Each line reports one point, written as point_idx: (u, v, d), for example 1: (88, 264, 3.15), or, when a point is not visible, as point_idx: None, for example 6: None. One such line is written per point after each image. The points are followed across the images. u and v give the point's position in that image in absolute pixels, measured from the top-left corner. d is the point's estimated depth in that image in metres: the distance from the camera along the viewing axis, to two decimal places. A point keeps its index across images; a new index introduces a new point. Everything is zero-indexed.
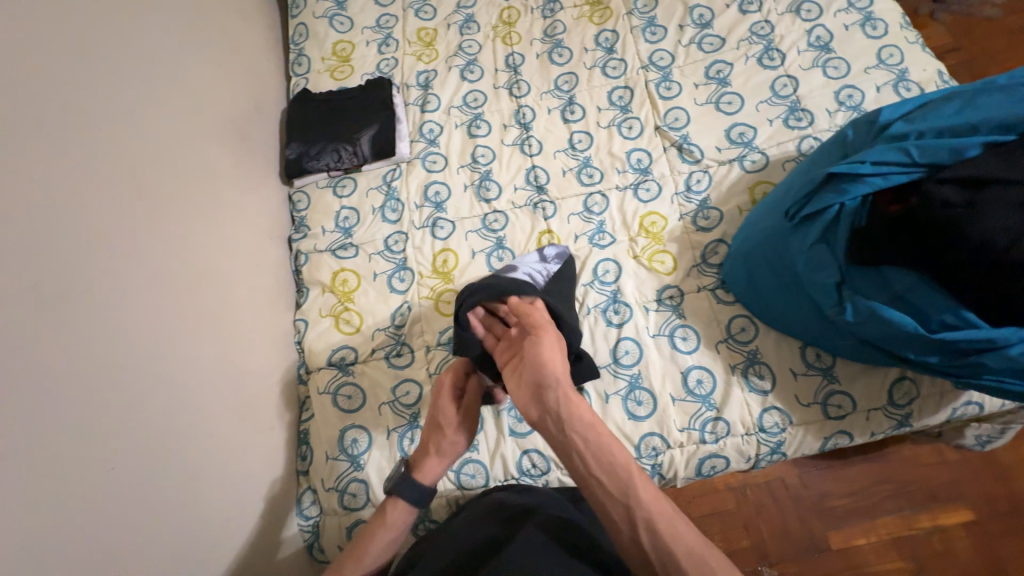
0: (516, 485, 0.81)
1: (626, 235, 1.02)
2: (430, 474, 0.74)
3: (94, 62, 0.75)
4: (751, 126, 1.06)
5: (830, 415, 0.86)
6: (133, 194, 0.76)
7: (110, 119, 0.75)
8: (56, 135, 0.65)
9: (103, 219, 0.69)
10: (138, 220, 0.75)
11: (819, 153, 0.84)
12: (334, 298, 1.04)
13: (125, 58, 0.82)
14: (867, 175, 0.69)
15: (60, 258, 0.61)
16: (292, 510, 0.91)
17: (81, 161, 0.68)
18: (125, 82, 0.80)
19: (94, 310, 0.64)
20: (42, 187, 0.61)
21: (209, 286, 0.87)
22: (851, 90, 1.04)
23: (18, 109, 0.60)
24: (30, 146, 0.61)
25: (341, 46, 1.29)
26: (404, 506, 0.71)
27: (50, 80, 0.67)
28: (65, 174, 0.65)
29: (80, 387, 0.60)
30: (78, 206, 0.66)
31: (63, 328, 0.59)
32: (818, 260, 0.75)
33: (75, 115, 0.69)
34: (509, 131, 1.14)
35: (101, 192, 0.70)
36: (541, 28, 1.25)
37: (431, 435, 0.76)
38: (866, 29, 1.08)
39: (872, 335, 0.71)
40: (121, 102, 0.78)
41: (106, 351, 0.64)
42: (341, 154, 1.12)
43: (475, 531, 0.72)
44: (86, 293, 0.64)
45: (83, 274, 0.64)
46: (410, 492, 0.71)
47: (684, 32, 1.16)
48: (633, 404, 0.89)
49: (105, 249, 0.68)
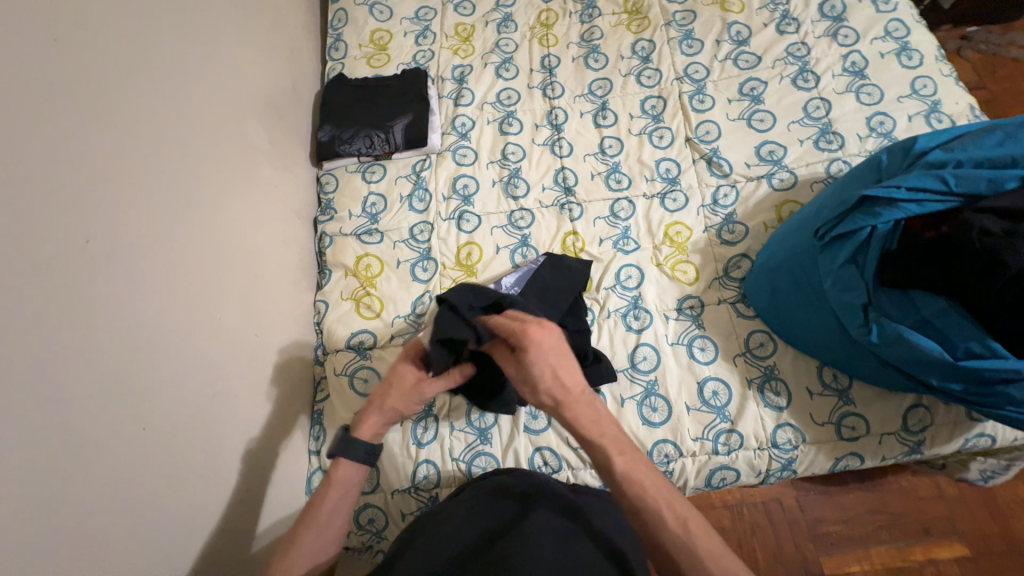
0: (517, 470, 0.80)
1: (651, 243, 1.03)
2: (370, 433, 0.72)
3: (148, 32, 0.77)
4: (781, 144, 1.07)
5: (843, 437, 0.87)
6: (175, 164, 0.77)
7: (159, 88, 0.76)
8: (110, 100, 0.67)
9: (148, 187, 0.70)
10: (179, 190, 0.76)
11: (852, 175, 0.85)
12: (357, 281, 1.05)
13: (176, 30, 0.83)
14: (901, 200, 0.70)
15: (111, 221, 0.63)
16: (302, 489, 0.92)
17: (132, 128, 0.69)
18: (177, 55, 0.82)
19: (134, 275, 0.65)
20: (98, 149, 0.63)
21: (239, 262, 0.88)
22: (883, 117, 1.05)
23: (77, 73, 0.62)
24: (88, 109, 0.63)
25: (379, 35, 1.30)
26: (350, 465, 0.70)
27: (107, 47, 0.68)
28: (116, 139, 0.66)
29: (117, 350, 0.61)
30: (130, 171, 0.68)
31: (105, 290, 0.61)
32: (846, 280, 0.75)
33: (128, 83, 0.70)
34: (540, 131, 1.15)
35: (148, 160, 0.71)
36: (578, 32, 1.26)
37: (379, 397, 0.73)
38: (901, 58, 1.10)
39: (896, 358, 0.72)
40: (169, 73, 0.79)
41: (143, 312, 0.65)
42: (373, 140, 1.13)
43: (475, 516, 0.69)
44: (130, 257, 0.65)
45: (132, 236, 0.66)
46: (356, 452, 0.69)
47: (721, 47, 1.17)
48: (648, 410, 0.90)
49: (151, 214, 0.70)
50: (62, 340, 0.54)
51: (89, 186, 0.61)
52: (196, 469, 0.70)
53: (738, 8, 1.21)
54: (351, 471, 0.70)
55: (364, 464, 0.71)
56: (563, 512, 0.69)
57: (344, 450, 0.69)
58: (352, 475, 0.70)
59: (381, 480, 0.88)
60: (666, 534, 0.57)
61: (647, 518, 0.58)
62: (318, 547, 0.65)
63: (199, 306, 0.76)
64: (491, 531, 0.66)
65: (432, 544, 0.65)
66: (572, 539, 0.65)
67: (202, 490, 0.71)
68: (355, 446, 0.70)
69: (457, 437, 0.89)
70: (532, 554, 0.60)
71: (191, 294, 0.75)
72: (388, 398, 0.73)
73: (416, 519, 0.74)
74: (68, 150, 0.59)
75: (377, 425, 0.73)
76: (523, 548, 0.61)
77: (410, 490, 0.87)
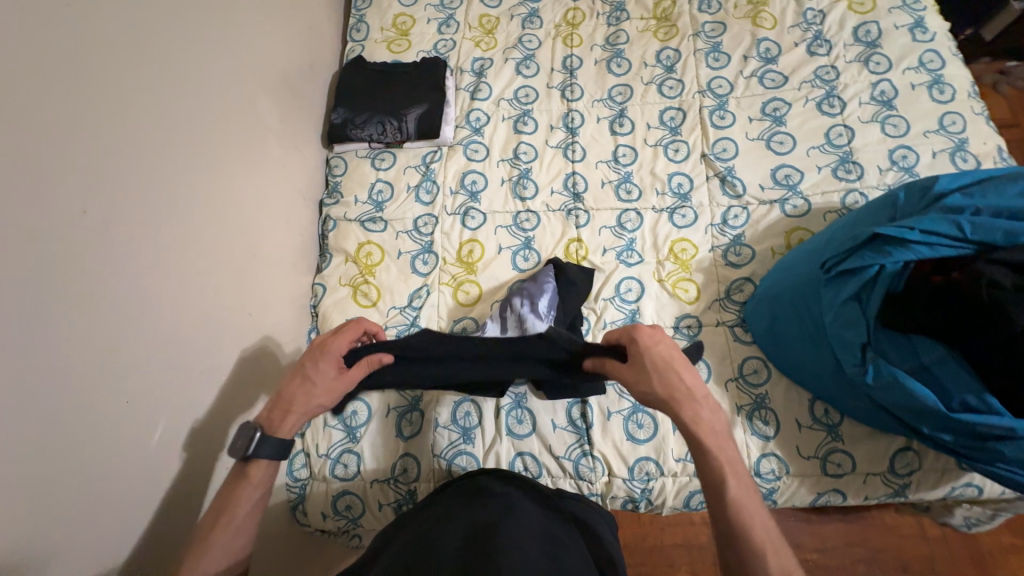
0: (500, 471, 0.80)
1: (654, 257, 1.02)
2: (290, 431, 0.69)
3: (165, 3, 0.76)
4: (798, 169, 1.04)
5: (828, 472, 0.86)
6: (180, 138, 0.76)
7: (172, 61, 0.76)
8: (117, 70, 0.66)
9: (151, 160, 0.70)
10: (183, 165, 0.76)
11: (866, 209, 0.83)
12: (356, 268, 1.04)
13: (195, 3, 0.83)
14: (913, 242, 0.69)
15: (111, 194, 0.63)
16: (284, 472, 0.89)
17: (139, 100, 0.69)
18: (193, 28, 0.81)
19: (130, 248, 0.65)
20: (103, 119, 0.63)
21: (239, 240, 0.88)
22: (906, 151, 1.02)
23: (87, 42, 0.62)
24: (94, 79, 0.63)
25: (402, 20, 1.28)
26: (265, 466, 0.66)
27: (119, 15, 0.67)
28: (124, 112, 0.67)
29: (101, 323, 0.61)
30: (136, 143, 0.68)
31: (96, 263, 0.61)
32: (847, 317, 0.74)
33: (136, 54, 0.70)
34: (555, 133, 1.13)
35: (152, 133, 0.71)
36: (603, 35, 1.23)
37: (292, 393, 0.70)
38: (933, 91, 1.06)
39: (887, 401, 0.72)
40: (182, 45, 0.78)
41: (134, 285, 0.66)
42: (385, 127, 1.12)
43: (459, 513, 0.68)
44: (126, 230, 0.65)
45: (130, 209, 0.66)
46: (273, 451, 0.66)
47: (748, 63, 1.14)
48: (634, 426, 0.88)
49: (152, 188, 0.70)
50: (47, 310, 0.55)
51: (92, 157, 0.61)
52: (176, 444, 0.71)
53: (771, 24, 1.18)
54: (265, 468, 0.66)
55: (277, 460, 0.68)
56: (545, 524, 0.67)
57: (255, 447, 0.65)
58: (268, 474, 0.66)
59: (363, 469, 0.88)
60: (761, 572, 0.56)
61: (743, 550, 0.57)
62: (237, 528, 0.63)
63: (195, 283, 0.77)
64: (478, 525, 0.64)
65: (417, 537, 0.64)
66: (558, 551, 0.62)
67: (182, 465, 0.72)
68: (265, 441, 0.65)
69: (441, 434, 0.89)
70: (524, 553, 0.58)
71: (186, 271, 0.75)
72: (306, 394, 0.70)
73: (400, 516, 0.73)
74: (69, 120, 0.59)
75: (293, 422, 0.69)
76: (514, 546, 0.59)
77: (389, 481, 0.87)
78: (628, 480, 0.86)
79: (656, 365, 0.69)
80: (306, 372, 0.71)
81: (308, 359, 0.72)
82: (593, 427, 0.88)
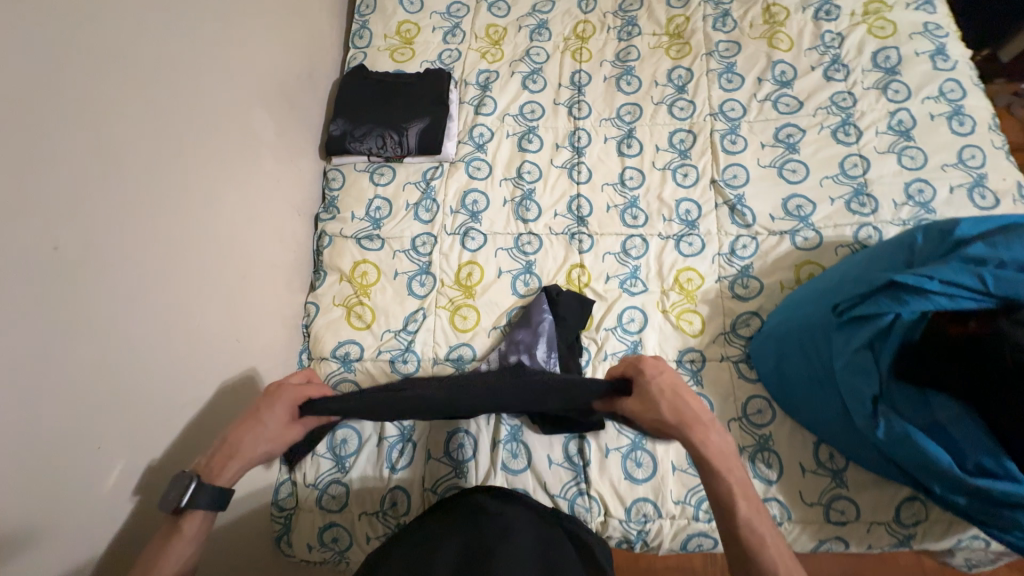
0: (501, 489, 0.77)
1: (659, 287, 0.99)
2: (230, 476, 0.64)
3: (154, 21, 0.73)
4: (811, 200, 1.01)
5: (830, 519, 0.83)
6: (167, 162, 0.73)
7: (159, 82, 0.73)
8: (98, 96, 0.63)
9: (133, 188, 0.67)
10: (167, 190, 0.73)
11: (881, 250, 0.81)
12: (351, 288, 1.01)
13: (187, 17, 0.79)
14: (931, 292, 0.65)
15: (86, 230, 0.61)
16: (269, 501, 0.87)
17: (123, 125, 0.66)
18: (184, 44, 0.78)
19: (105, 284, 0.63)
20: (81, 151, 0.60)
21: (227, 261, 0.85)
22: (922, 185, 0.99)
23: (66, 70, 0.59)
24: (72, 108, 0.60)
25: (406, 27, 1.24)
26: (204, 516, 0.62)
27: (102, 38, 0.64)
28: (104, 140, 0.63)
29: (69, 360, 0.58)
30: (116, 174, 0.65)
31: (67, 298, 0.58)
32: (859, 364, 0.71)
33: (120, 77, 0.67)
34: (560, 152, 1.09)
35: (134, 158, 0.68)
36: (614, 50, 1.20)
37: (235, 436, 0.66)
38: (952, 123, 1.02)
39: (898, 456, 0.69)
40: (170, 63, 0.75)
41: (109, 323, 0.63)
42: (385, 141, 1.08)
43: (457, 528, 0.66)
44: (103, 266, 0.63)
45: (107, 244, 0.63)
46: (213, 499, 0.62)
47: (762, 86, 1.11)
48: (632, 465, 0.85)
49: (132, 218, 0.67)
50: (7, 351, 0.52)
51: (67, 192, 0.58)
52: (152, 483, 0.68)
53: (787, 45, 1.14)
54: (201, 519, 0.61)
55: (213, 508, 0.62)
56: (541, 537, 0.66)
57: (190, 497, 0.60)
58: (206, 525, 0.61)
59: (351, 500, 0.85)
60: None
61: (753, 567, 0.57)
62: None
63: (178, 313, 0.74)
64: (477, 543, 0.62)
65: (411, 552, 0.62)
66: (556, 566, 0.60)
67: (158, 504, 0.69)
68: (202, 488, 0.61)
69: (433, 466, 0.86)
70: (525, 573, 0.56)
71: (165, 298, 0.72)
72: (252, 436, 0.67)
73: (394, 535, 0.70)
74: (35, 145, 0.55)
75: (235, 467, 0.65)
76: (519, 564, 0.58)
77: (378, 514, 0.85)
78: (624, 521, 0.83)
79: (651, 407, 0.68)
80: (256, 415, 0.68)
81: (262, 400, 0.69)
82: (590, 464, 0.86)
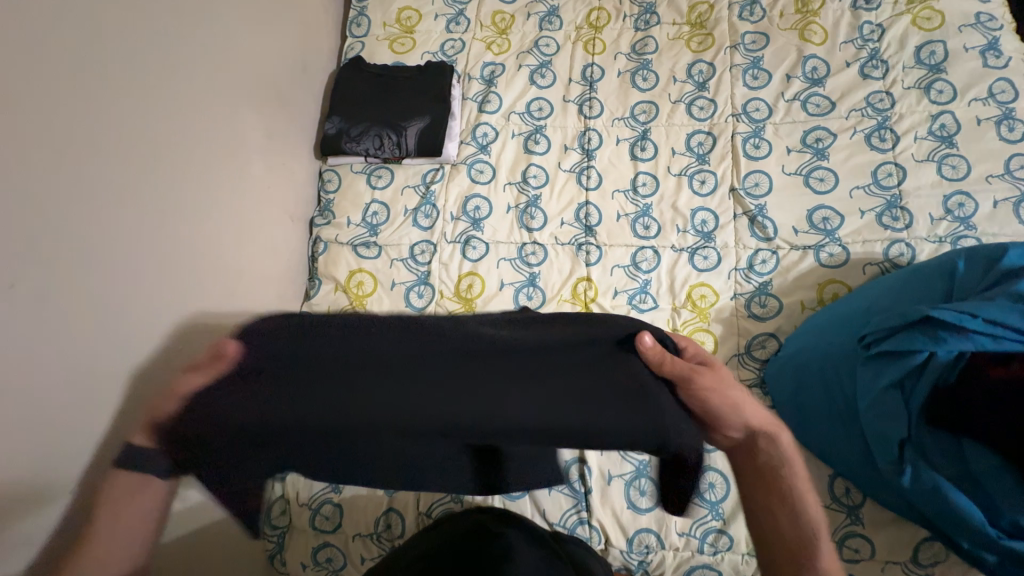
0: (496, 508, 0.75)
1: (670, 303, 0.93)
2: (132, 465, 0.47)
3: (128, 23, 0.67)
4: (838, 212, 0.93)
5: (843, 557, 0.78)
6: (143, 177, 0.68)
7: (136, 91, 0.67)
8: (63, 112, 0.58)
9: (106, 209, 0.63)
10: (146, 208, 0.68)
11: (918, 274, 0.74)
12: (346, 299, 0.97)
13: (165, 16, 0.73)
14: (973, 330, 0.60)
15: (54, 260, 0.56)
16: (262, 519, 0.85)
17: (91, 140, 0.61)
18: (161, 46, 0.72)
19: (78, 315, 0.59)
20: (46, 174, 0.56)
21: (215, 276, 0.81)
22: (963, 198, 0.90)
23: (25, 85, 0.54)
24: (34, 128, 0.55)
25: (407, 14, 1.16)
26: (121, 492, 0.47)
27: (67, 46, 0.58)
28: (72, 160, 0.58)
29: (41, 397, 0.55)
30: (86, 196, 0.60)
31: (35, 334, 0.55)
32: (885, 405, 0.66)
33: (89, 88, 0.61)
34: (569, 154, 1.02)
35: (106, 176, 0.63)
36: (629, 41, 1.11)
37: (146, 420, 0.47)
38: (1001, 128, 0.92)
39: (923, 506, 0.65)
40: (147, 69, 0.69)
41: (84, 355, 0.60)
42: (383, 141, 1.02)
43: (454, 547, 0.64)
44: (74, 296, 0.59)
45: (77, 273, 0.59)
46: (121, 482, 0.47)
47: (790, 84, 1.02)
48: (636, 493, 0.82)
49: (106, 242, 0.62)
50: None
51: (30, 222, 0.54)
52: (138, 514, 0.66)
53: (820, 38, 1.04)
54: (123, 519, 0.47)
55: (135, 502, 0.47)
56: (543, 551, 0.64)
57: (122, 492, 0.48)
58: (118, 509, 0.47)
59: (345, 522, 0.83)
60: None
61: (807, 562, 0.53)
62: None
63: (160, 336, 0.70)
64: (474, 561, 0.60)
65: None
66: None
67: None
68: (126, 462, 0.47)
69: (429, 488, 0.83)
70: None
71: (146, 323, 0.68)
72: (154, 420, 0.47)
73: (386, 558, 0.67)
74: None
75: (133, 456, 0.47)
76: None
77: (372, 536, 0.82)
78: (625, 552, 0.80)
79: (715, 398, 0.52)
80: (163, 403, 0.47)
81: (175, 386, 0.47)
82: (592, 492, 0.82)
